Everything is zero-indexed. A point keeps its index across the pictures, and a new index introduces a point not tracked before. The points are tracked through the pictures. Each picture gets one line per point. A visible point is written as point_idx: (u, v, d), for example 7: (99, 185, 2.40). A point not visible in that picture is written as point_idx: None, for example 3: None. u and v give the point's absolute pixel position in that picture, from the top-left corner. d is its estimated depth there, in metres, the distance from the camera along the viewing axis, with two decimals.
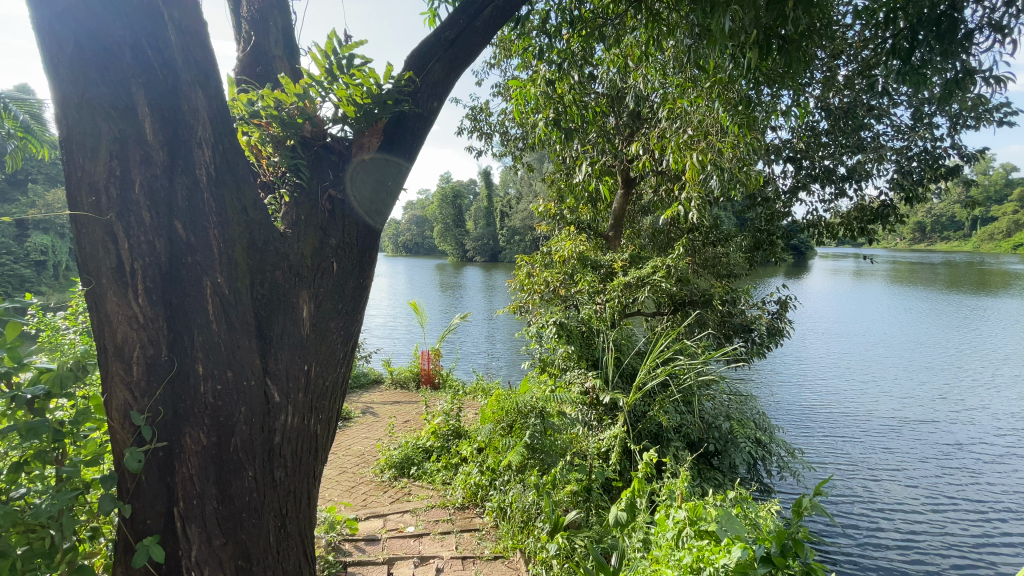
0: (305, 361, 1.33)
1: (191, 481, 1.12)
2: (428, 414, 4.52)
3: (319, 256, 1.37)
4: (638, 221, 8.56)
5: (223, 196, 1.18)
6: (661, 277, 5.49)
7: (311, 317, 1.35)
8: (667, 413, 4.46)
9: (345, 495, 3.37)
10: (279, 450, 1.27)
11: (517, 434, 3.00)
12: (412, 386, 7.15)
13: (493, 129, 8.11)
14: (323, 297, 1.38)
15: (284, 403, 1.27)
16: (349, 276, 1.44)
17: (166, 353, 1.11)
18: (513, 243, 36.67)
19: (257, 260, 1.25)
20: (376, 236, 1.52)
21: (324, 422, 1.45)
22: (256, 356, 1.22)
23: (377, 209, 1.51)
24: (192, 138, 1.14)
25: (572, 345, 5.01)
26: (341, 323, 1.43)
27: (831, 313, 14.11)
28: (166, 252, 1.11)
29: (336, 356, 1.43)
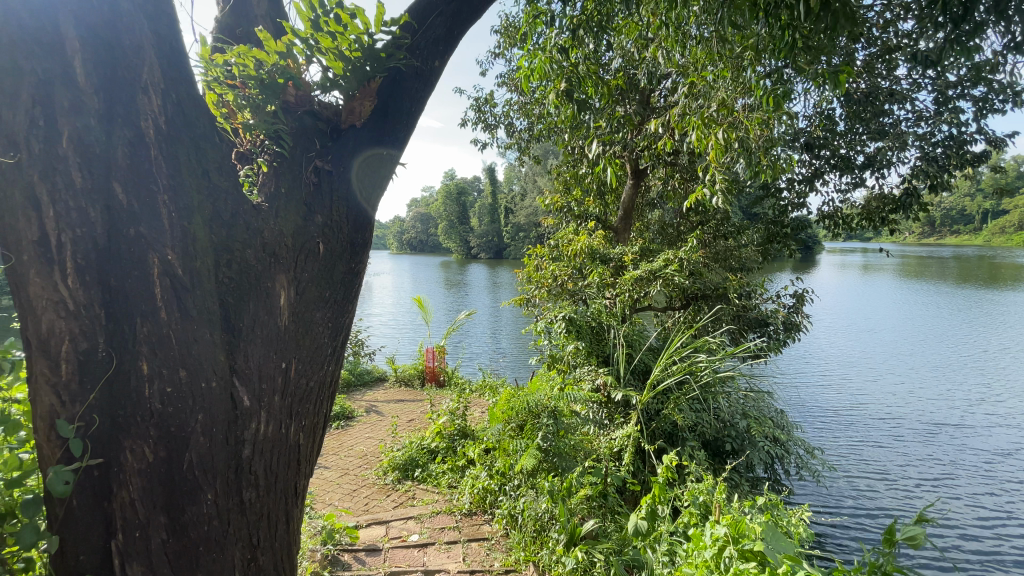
0: (282, 358, 1.17)
1: (132, 508, 0.94)
2: (435, 412, 4.36)
3: (301, 236, 1.20)
4: (646, 214, 8.37)
5: (175, 156, 1.02)
6: (674, 271, 5.29)
7: (289, 305, 1.19)
8: (682, 412, 4.28)
9: (346, 499, 3.21)
10: (247, 463, 1.10)
11: (529, 435, 2.83)
12: (417, 384, 6.99)
13: (498, 120, 7.91)
14: (306, 283, 1.21)
15: (255, 407, 1.11)
16: (338, 260, 1.28)
17: (104, 347, 0.94)
18: (518, 240, 36.53)
19: (223, 236, 1.10)
20: (369, 218, 1.35)
21: (308, 431, 1.28)
22: (220, 352, 1.05)
23: (371, 186, 1.34)
24: (136, 81, 0.98)
25: (582, 342, 4.79)
26: (328, 315, 1.27)
27: (843, 308, 13.82)
28: (104, 222, 0.93)
29: (321, 353, 1.27)
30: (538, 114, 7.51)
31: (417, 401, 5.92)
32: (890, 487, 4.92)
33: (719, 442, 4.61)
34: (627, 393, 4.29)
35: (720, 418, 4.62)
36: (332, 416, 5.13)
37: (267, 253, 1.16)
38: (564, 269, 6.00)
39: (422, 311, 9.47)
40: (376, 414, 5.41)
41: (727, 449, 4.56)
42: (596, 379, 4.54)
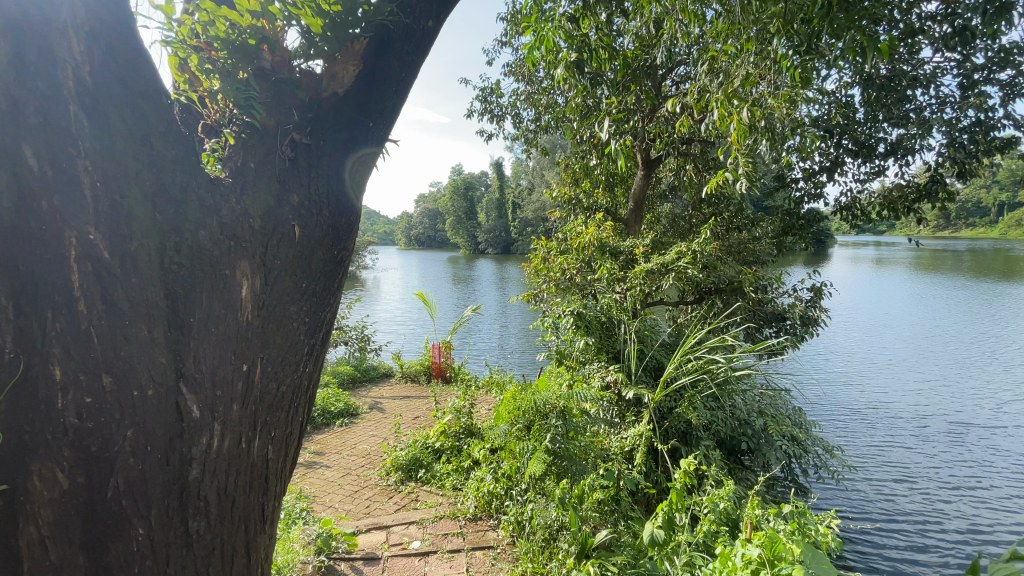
0: (242, 362, 1.06)
1: (42, 545, 0.83)
2: (440, 409, 4.22)
3: (272, 220, 1.10)
4: (657, 207, 8.17)
5: (105, 113, 0.91)
6: (687, 264, 5.11)
7: (253, 299, 1.07)
8: (696, 410, 4.12)
9: (347, 501, 3.08)
10: (194, 487, 0.99)
11: (536, 436, 2.68)
12: (423, 380, 6.86)
13: (504, 111, 7.73)
14: (276, 273, 1.11)
15: (206, 419, 1.00)
16: (318, 247, 1.16)
17: (11, 348, 0.82)
18: (525, 235, 36.35)
19: (169, 215, 0.98)
20: (352, 199, 1.23)
21: (276, 442, 1.17)
22: (160, 356, 0.94)
23: (351, 167, 1.20)
24: (55, 21, 0.87)
25: (591, 337, 4.63)
26: (301, 309, 1.16)
27: (857, 302, 13.51)
28: (12, 191, 0.82)
29: (294, 353, 1.16)
30: (546, 104, 7.32)
31: (423, 398, 5.79)
32: (915, 491, 4.71)
33: (734, 441, 4.44)
34: (638, 391, 4.14)
35: (735, 416, 4.45)
36: (336, 413, 5.02)
37: (224, 238, 1.04)
38: (573, 263, 5.84)
39: (428, 306, 9.35)
40: (381, 411, 5.30)
41: (742, 448, 4.40)
42: (606, 376, 4.37)
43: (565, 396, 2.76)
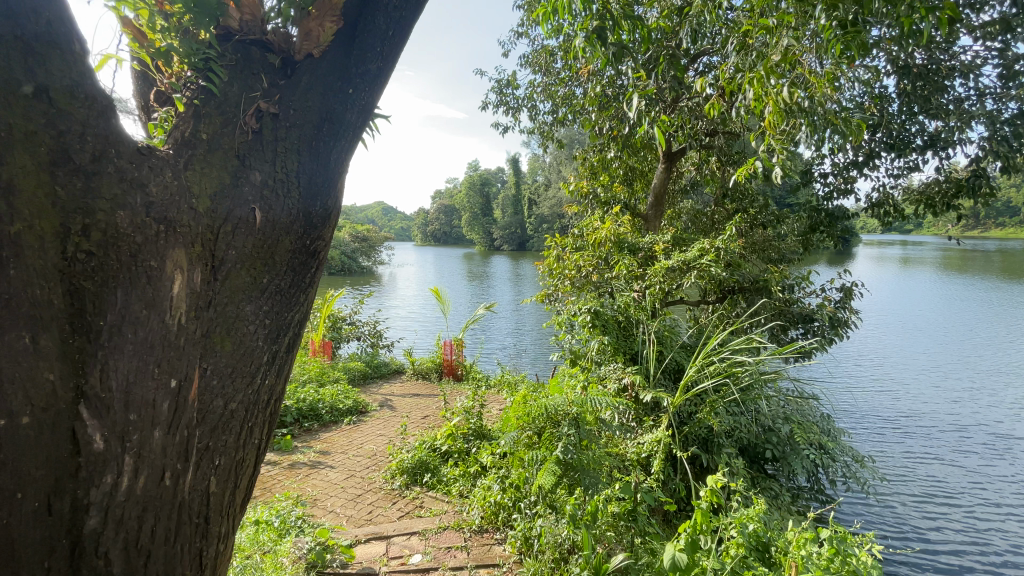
0: (166, 381, 0.94)
1: None
2: (449, 410, 4.07)
3: (224, 201, 1.00)
4: (678, 202, 7.91)
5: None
6: (710, 262, 4.87)
7: (190, 297, 0.96)
8: (718, 416, 3.92)
9: (349, 506, 2.94)
10: (91, 541, 0.88)
11: (547, 445, 2.49)
12: (434, 378, 6.74)
13: (520, 103, 7.53)
14: (231, 265, 1.01)
15: (113, 453, 0.89)
16: (283, 233, 1.06)
17: None
18: (541, 232, 36.12)
19: (82, 198, 0.87)
20: (328, 176, 1.12)
21: (219, 468, 1.06)
22: (54, 381, 0.85)
23: (343, 141, 1.14)
24: None
25: (608, 337, 4.43)
26: (253, 312, 1.05)
27: (886, 304, 12.99)
28: None
29: (242, 365, 1.05)
30: (563, 96, 7.11)
31: (434, 396, 5.66)
32: (953, 509, 4.42)
33: (758, 448, 4.23)
34: (657, 394, 3.95)
35: (760, 423, 4.24)
36: (344, 410, 4.91)
37: (152, 222, 0.93)
38: (589, 259, 5.63)
39: (441, 301, 9.22)
40: (391, 409, 5.17)
41: (767, 456, 4.19)
42: (621, 379, 4.19)
43: (578, 401, 2.59)
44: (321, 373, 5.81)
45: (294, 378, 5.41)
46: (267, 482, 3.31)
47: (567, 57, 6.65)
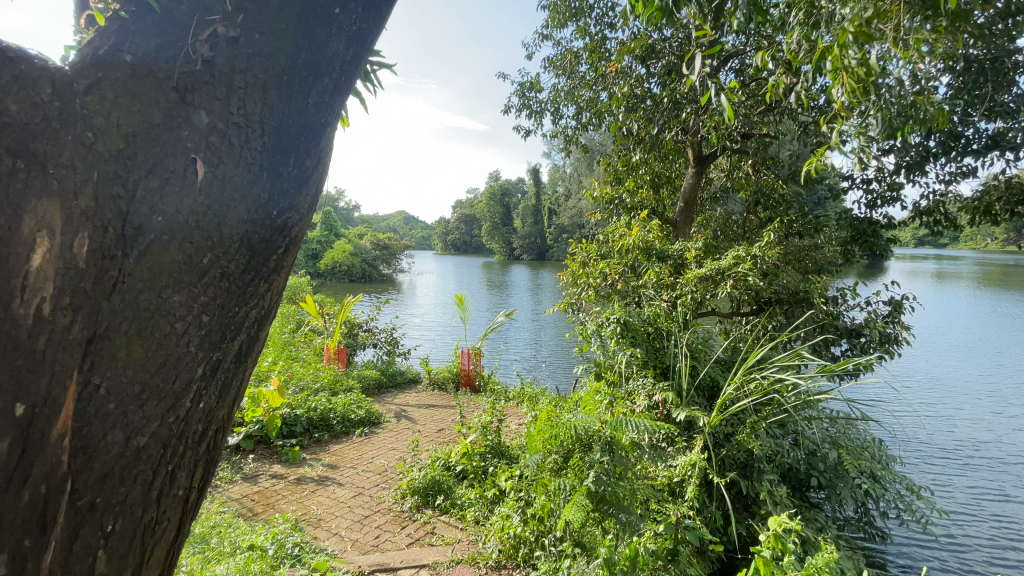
0: (10, 409, 0.74)
1: None
2: (466, 424, 3.82)
3: (145, 151, 0.83)
4: (707, 210, 7.59)
5: None
6: (747, 270, 4.56)
7: (74, 290, 0.78)
8: (759, 439, 3.59)
9: (355, 528, 2.69)
10: None
11: (576, 472, 2.22)
12: (450, 388, 6.48)
13: (543, 106, 7.32)
14: (161, 239, 0.83)
15: None
16: (236, 199, 0.89)
17: None
18: (561, 242, 35.89)
19: None
20: (297, 123, 0.95)
21: (129, 512, 0.84)
22: None
23: (334, 95, 1.00)
24: None
25: (637, 349, 4.14)
26: (182, 308, 0.84)
27: (925, 321, 12.30)
28: None
29: (155, 380, 0.83)
30: (588, 99, 6.88)
31: (450, 408, 5.40)
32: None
33: (802, 475, 3.85)
34: (691, 414, 3.64)
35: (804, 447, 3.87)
36: (356, 421, 4.69)
37: (5, 155, 0.76)
38: (615, 267, 5.33)
39: (459, 310, 9.02)
40: (405, 421, 4.93)
41: (812, 484, 3.81)
42: (651, 395, 3.89)
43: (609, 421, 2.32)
44: (335, 381, 5.62)
45: (306, 385, 5.22)
46: (271, 497, 3.08)
47: (593, 58, 6.42)
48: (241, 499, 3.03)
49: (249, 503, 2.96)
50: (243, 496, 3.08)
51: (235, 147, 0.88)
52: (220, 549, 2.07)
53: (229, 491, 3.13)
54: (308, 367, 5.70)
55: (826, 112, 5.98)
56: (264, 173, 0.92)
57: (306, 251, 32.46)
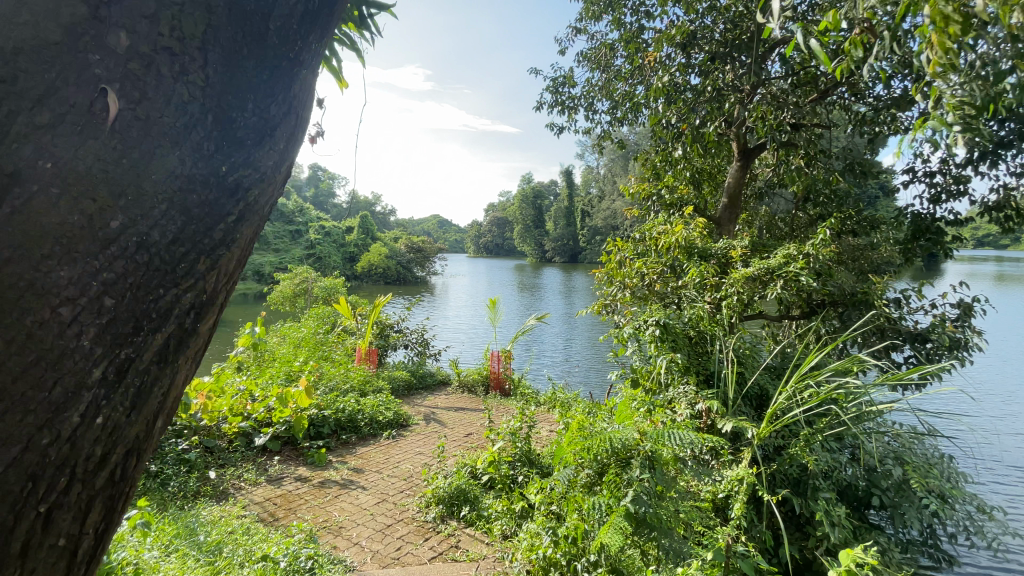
0: None
1: None
2: (495, 430, 3.65)
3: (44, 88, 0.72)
4: (752, 207, 7.18)
5: None
6: (799, 270, 4.27)
7: None
8: (814, 453, 3.27)
9: (376, 539, 2.56)
10: None
11: (612, 492, 2.01)
12: (480, 391, 6.33)
13: (577, 102, 7.10)
14: (50, 207, 0.72)
15: None
16: (163, 159, 0.81)
17: None
18: (594, 244, 35.41)
19: None
20: (240, 82, 0.90)
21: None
22: None
23: (291, 68, 0.99)
24: None
25: (678, 355, 3.92)
26: (65, 306, 0.73)
27: (995, 327, 11.30)
28: None
29: (26, 389, 0.71)
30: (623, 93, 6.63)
31: (479, 412, 5.25)
32: None
33: (861, 492, 3.46)
34: (738, 424, 3.35)
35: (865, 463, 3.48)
36: (384, 423, 4.60)
37: None
38: (653, 266, 5.06)
39: (491, 311, 8.89)
40: (434, 425, 4.80)
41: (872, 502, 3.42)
42: (693, 403, 3.66)
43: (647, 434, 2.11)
44: (364, 382, 5.57)
45: (336, 386, 5.19)
46: (293, 502, 3.00)
47: (629, 49, 6.17)
48: (263, 503, 2.96)
49: (270, 508, 2.89)
50: (265, 500, 3.01)
51: (167, 95, 0.81)
52: (230, 561, 1.97)
53: (252, 493, 3.07)
54: (339, 367, 5.67)
55: (886, 99, 5.51)
56: (199, 130, 0.85)
57: (343, 254, 33.21)
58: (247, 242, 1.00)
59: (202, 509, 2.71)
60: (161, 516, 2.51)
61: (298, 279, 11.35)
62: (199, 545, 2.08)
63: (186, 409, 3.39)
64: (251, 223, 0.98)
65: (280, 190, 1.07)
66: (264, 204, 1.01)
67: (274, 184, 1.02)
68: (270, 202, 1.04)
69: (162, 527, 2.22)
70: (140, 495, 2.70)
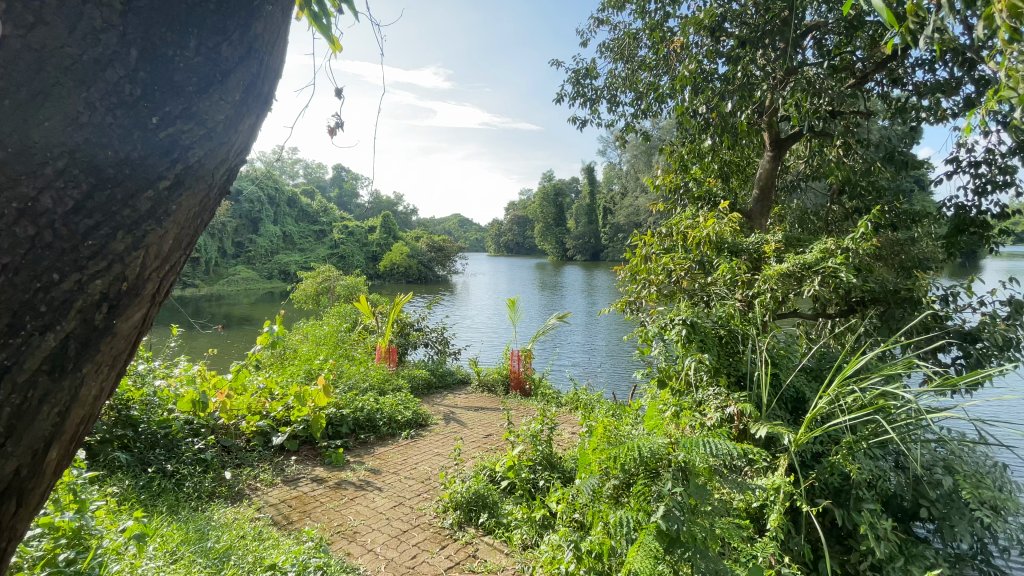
0: None
1: None
2: (515, 432, 3.53)
3: None
4: (783, 200, 6.87)
5: None
6: (839, 265, 4.02)
7: None
8: (857, 461, 3.04)
9: (391, 545, 2.46)
10: None
11: (641, 506, 1.86)
12: (500, 391, 6.21)
13: (599, 94, 6.91)
14: None
15: None
16: (59, 103, 0.76)
17: None
18: (616, 241, 34.95)
19: None
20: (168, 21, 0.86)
21: None
22: None
23: (241, 18, 0.95)
24: None
25: (707, 355, 3.74)
26: None
27: None
28: None
29: None
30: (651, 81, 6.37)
31: (500, 412, 5.14)
32: None
33: (907, 503, 3.12)
34: (773, 429, 3.16)
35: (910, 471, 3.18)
36: (403, 422, 4.52)
37: None
38: (680, 262, 4.85)
39: (511, 310, 8.78)
40: (453, 424, 4.70)
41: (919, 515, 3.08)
42: (724, 406, 3.48)
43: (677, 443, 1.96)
44: (384, 381, 5.52)
45: (355, 384, 5.14)
46: (308, 504, 2.93)
47: (654, 38, 5.96)
48: (278, 505, 2.91)
49: (285, 510, 2.83)
50: (280, 501, 2.95)
51: (72, 22, 0.77)
52: (237, 569, 1.90)
53: (268, 495, 3.02)
54: (359, 364, 5.63)
55: (932, 83, 5.16)
56: (116, 67, 0.81)
57: (366, 252, 33.59)
58: (188, 219, 0.93)
59: (217, 511, 2.67)
60: (175, 517, 2.47)
61: (321, 277, 11.44)
62: (207, 552, 2.01)
63: (200, 407, 3.36)
64: (192, 192, 0.91)
65: (233, 161, 1.00)
66: (207, 176, 0.94)
67: (224, 143, 0.96)
68: (220, 167, 0.97)
69: (172, 531, 2.17)
70: (155, 495, 2.66)
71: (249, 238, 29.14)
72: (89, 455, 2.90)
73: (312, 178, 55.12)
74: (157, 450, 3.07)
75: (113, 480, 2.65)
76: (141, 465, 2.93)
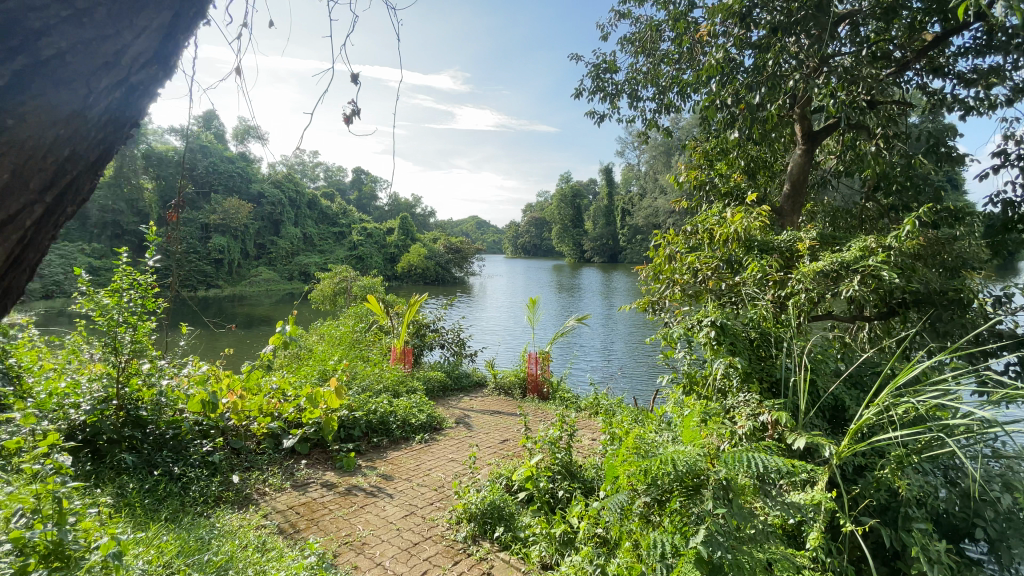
0: None
1: None
2: (533, 439, 3.37)
3: None
4: (815, 198, 6.57)
5: None
6: (882, 264, 3.76)
7: None
8: (906, 476, 2.79)
9: (401, 559, 2.32)
10: None
11: (674, 534, 1.68)
12: (517, 394, 6.05)
13: (620, 89, 6.72)
14: None
15: None
16: None
17: None
18: (635, 243, 34.50)
19: None
20: None
21: None
22: None
23: None
24: None
25: (738, 359, 3.54)
26: None
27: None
28: None
29: None
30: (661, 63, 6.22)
31: (517, 416, 4.98)
32: None
33: (956, 522, 2.79)
34: (812, 440, 2.93)
35: (958, 487, 2.86)
36: (417, 426, 4.38)
37: None
38: (707, 260, 4.62)
39: (529, 311, 8.61)
40: (469, 429, 4.55)
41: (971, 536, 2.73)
42: (756, 413, 3.29)
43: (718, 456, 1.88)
44: (399, 382, 5.40)
45: (369, 386, 5.03)
46: (317, 512, 2.80)
47: (678, 28, 5.74)
48: (286, 511, 2.79)
49: (293, 518, 2.70)
50: (288, 508, 2.83)
51: None
52: None
53: (275, 500, 2.91)
54: (373, 365, 5.52)
55: (980, 70, 4.82)
56: None
57: (384, 254, 33.79)
58: (37, 149, 0.95)
59: (223, 517, 2.56)
60: (179, 524, 2.37)
61: (338, 278, 11.44)
62: (204, 565, 1.89)
63: (211, 408, 3.27)
64: (45, 103, 0.94)
65: (120, 63, 1.06)
66: (71, 79, 0.98)
67: (103, 37, 1.01)
68: (96, 72, 1.02)
69: (173, 541, 2.06)
70: (160, 500, 2.58)
71: (270, 239, 29.58)
72: (95, 456, 2.83)
73: (332, 181, 55.84)
74: (165, 452, 2.99)
75: (117, 482, 2.57)
76: (147, 467, 2.85)
